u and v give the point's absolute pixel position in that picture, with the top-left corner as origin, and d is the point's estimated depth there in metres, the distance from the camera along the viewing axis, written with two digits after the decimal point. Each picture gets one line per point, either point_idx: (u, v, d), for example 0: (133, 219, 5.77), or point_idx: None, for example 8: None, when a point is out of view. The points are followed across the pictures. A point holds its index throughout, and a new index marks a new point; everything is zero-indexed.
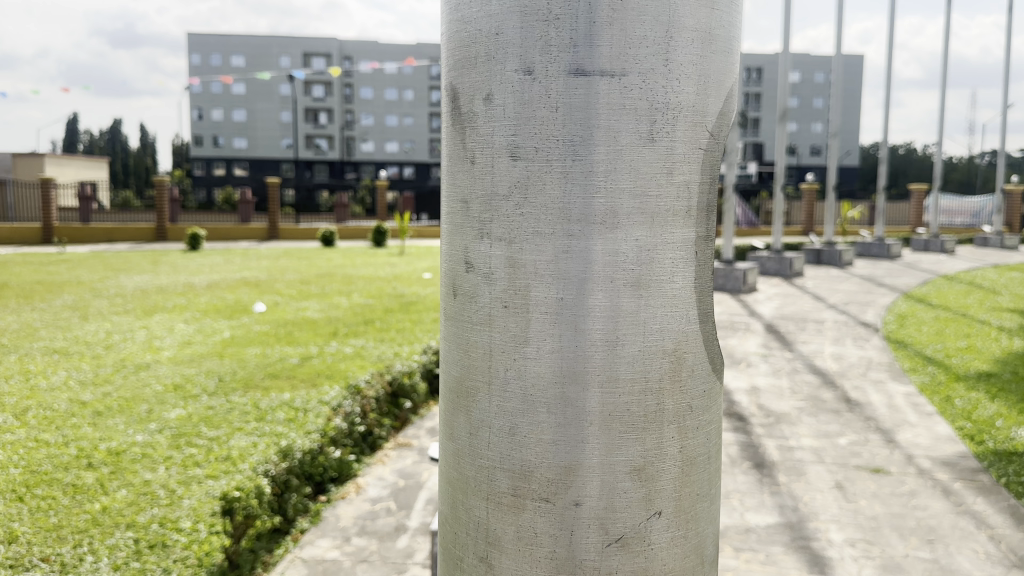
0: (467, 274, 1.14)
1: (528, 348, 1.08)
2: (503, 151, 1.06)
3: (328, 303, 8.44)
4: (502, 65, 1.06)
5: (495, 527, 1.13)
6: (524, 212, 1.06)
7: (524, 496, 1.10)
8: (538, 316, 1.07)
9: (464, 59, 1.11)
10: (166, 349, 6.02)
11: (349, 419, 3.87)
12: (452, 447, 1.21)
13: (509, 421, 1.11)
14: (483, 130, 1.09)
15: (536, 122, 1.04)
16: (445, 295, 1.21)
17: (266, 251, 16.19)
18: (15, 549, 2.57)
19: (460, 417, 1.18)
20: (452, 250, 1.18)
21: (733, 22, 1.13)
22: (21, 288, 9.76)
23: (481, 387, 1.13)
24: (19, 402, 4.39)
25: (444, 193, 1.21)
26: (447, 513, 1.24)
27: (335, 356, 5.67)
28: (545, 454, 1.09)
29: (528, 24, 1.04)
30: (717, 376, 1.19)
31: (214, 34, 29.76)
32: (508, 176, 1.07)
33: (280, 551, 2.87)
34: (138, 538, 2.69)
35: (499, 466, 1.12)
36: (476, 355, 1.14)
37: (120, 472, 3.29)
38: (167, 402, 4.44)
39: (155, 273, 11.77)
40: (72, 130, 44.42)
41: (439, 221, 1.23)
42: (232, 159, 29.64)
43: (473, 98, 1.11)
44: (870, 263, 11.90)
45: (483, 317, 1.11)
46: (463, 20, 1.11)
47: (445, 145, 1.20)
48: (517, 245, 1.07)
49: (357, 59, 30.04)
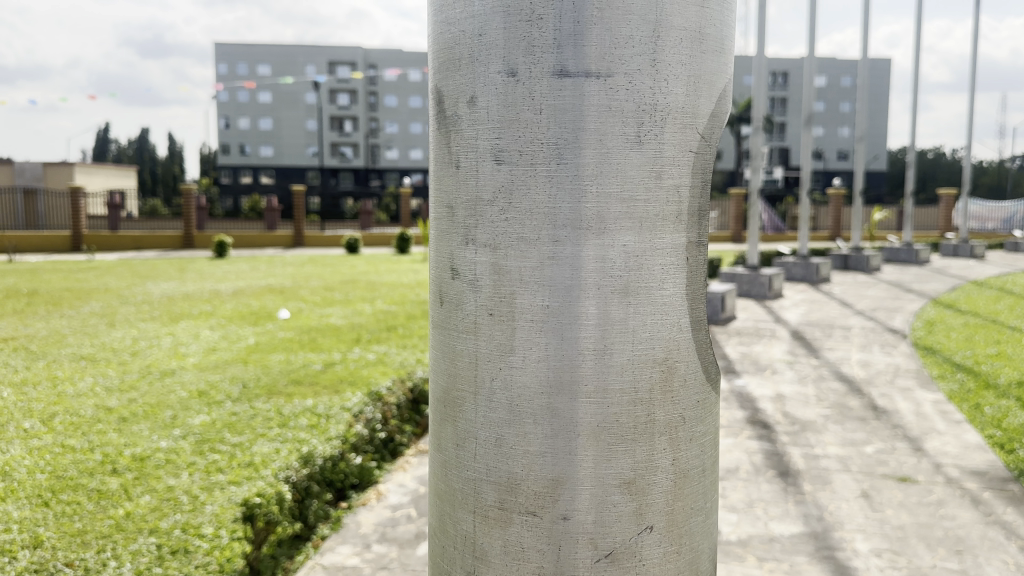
0: (453, 281, 1.17)
1: (514, 357, 1.10)
2: (487, 155, 1.09)
3: (351, 310, 8.49)
4: (485, 68, 1.09)
5: (482, 542, 1.17)
6: (509, 218, 1.08)
7: (511, 509, 1.13)
8: (524, 324, 1.09)
9: (448, 62, 1.14)
10: (191, 355, 6.08)
11: (370, 425, 3.88)
12: (441, 457, 1.24)
13: (496, 432, 1.14)
14: (467, 134, 1.12)
15: (520, 127, 1.07)
16: (434, 303, 1.25)
17: (291, 258, 16.31)
18: (40, 553, 2.61)
19: (447, 428, 1.22)
20: (439, 256, 1.21)
21: (724, 22, 1.16)
22: (50, 295, 9.94)
23: (467, 397, 1.17)
24: (47, 408, 4.45)
25: (432, 201, 1.25)
26: (436, 525, 1.27)
27: (358, 363, 5.69)
28: (533, 466, 1.12)
29: (511, 25, 1.07)
30: (711, 385, 1.21)
31: (241, 43, 30.16)
32: (493, 181, 1.10)
33: (301, 558, 2.88)
34: (161, 543, 2.71)
35: (487, 478, 1.15)
36: (461, 364, 1.17)
37: (145, 477, 3.33)
38: (191, 408, 4.49)
39: (182, 280, 11.94)
40: (102, 139, 45.29)
41: (429, 229, 1.27)
42: (259, 167, 29.98)
43: (457, 102, 1.14)
44: (898, 268, 11.75)
45: (470, 324, 1.14)
46: (446, 23, 1.14)
47: (433, 151, 1.23)
48: (501, 251, 1.09)
49: (381, 67, 30.29)
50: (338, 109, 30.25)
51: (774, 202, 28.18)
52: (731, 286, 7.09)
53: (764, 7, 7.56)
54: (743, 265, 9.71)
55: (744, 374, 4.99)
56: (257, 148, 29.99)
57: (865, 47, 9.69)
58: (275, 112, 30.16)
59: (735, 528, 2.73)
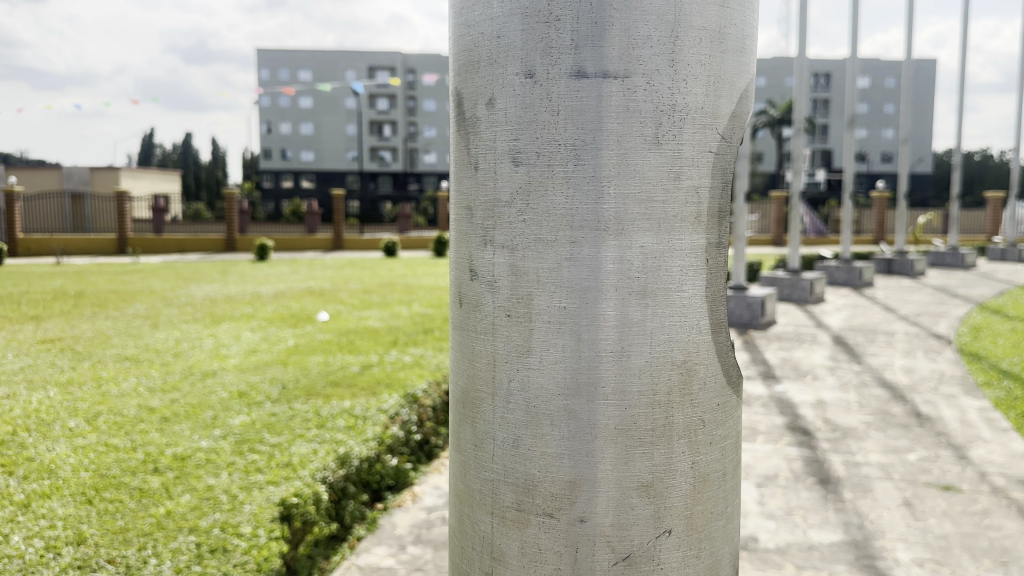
0: (471, 282, 1.17)
1: (531, 358, 1.10)
2: (506, 155, 1.09)
3: (388, 313, 8.55)
4: (503, 70, 1.09)
5: (500, 543, 1.17)
6: (526, 219, 1.08)
7: (528, 510, 1.13)
8: (541, 326, 1.09)
9: (468, 64, 1.15)
10: (232, 357, 6.20)
11: (405, 427, 3.91)
12: (461, 458, 1.25)
13: (514, 434, 1.14)
14: (485, 136, 1.12)
15: (538, 128, 1.07)
16: (453, 306, 1.25)
17: (331, 261, 16.49)
18: (84, 550, 2.68)
19: (466, 429, 1.22)
20: (458, 257, 1.22)
21: (746, 20, 1.15)
22: (96, 296, 10.20)
23: (485, 398, 1.17)
24: (92, 407, 4.57)
25: (452, 203, 1.25)
26: (455, 524, 1.28)
27: (395, 365, 5.74)
28: (550, 467, 1.11)
29: (529, 26, 1.07)
30: (732, 391, 1.20)
31: (283, 49, 30.62)
32: (511, 182, 1.10)
33: (337, 558, 2.90)
34: (200, 541, 2.76)
35: (504, 479, 1.15)
36: (479, 364, 1.18)
37: (185, 476, 3.40)
38: (232, 408, 4.57)
39: (223, 283, 12.14)
40: (147, 145, 46.42)
41: (450, 231, 1.28)
42: (300, 172, 30.44)
43: (476, 104, 1.14)
44: (943, 272, 11.49)
45: (488, 325, 1.15)
46: (466, 26, 1.15)
47: (454, 154, 1.23)
48: (518, 253, 1.09)
49: (420, 72, 30.55)
50: (378, 114, 30.59)
51: (816, 205, 27.73)
52: (771, 290, 6.98)
53: (806, 6, 7.44)
54: (783, 269, 9.57)
55: (785, 380, 4.90)
56: (299, 153, 30.45)
57: (910, 47, 9.49)
58: (316, 117, 30.60)
59: (773, 535, 2.69)
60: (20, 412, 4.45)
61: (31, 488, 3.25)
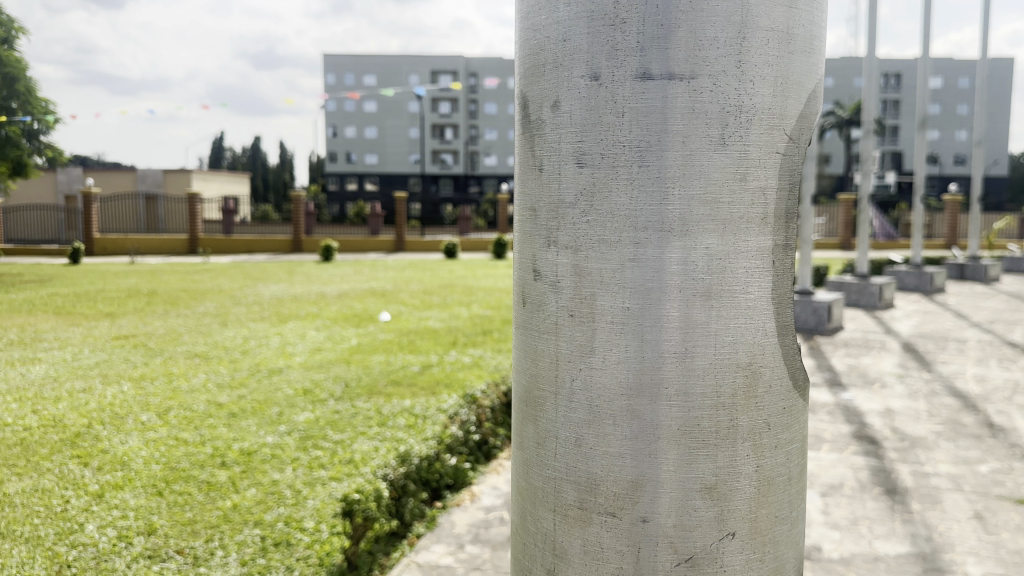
0: (535, 281, 1.18)
1: (594, 357, 1.10)
2: (570, 158, 1.10)
3: (448, 313, 8.64)
4: (568, 72, 1.09)
5: (562, 540, 1.17)
6: (591, 220, 1.08)
7: (591, 509, 1.13)
8: (604, 326, 1.09)
9: (533, 68, 1.15)
10: (297, 354, 6.37)
11: (465, 427, 3.97)
12: (523, 456, 1.25)
13: (576, 433, 1.14)
14: (550, 138, 1.12)
15: (603, 130, 1.07)
16: (517, 304, 1.26)
17: (393, 262, 16.74)
18: (154, 540, 2.78)
19: (529, 427, 1.23)
20: (522, 257, 1.22)
21: (815, 21, 1.13)
22: (168, 295, 10.58)
23: (548, 397, 1.17)
24: (163, 402, 4.76)
25: (517, 203, 1.26)
26: (517, 521, 1.29)
27: (455, 365, 5.81)
28: (612, 466, 1.11)
29: (595, 29, 1.07)
30: (799, 393, 1.18)
31: (348, 55, 31.25)
32: (576, 183, 1.10)
33: (397, 555, 2.94)
34: (265, 535, 2.84)
35: (567, 477, 1.16)
36: (542, 363, 1.18)
37: (250, 471, 3.50)
38: (296, 405, 4.68)
39: (290, 283, 12.45)
40: (218, 149, 48.01)
41: (513, 231, 1.28)
42: (364, 175, 31.06)
43: (541, 106, 1.14)
44: (1022, 279, 10.98)
45: (551, 325, 1.15)
46: (532, 30, 1.15)
47: (518, 155, 1.24)
48: (582, 253, 1.10)
49: (481, 75, 30.77)
50: (439, 117, 30.93)
51: (885, 208, 26.87)
52: (837, 295, 6.80)
53: (875, 4, 7.22)
54: (851, 273, 9.31)
55: (850, 387, 4.77)
56: (363, 156, 31.04)
57: (986, 44, 9.12)
58: (379, 121, 31.13)
59: (837, 545, 2.61)
60: (96, 405, 4.68)
61: (107, 478, 3.41)
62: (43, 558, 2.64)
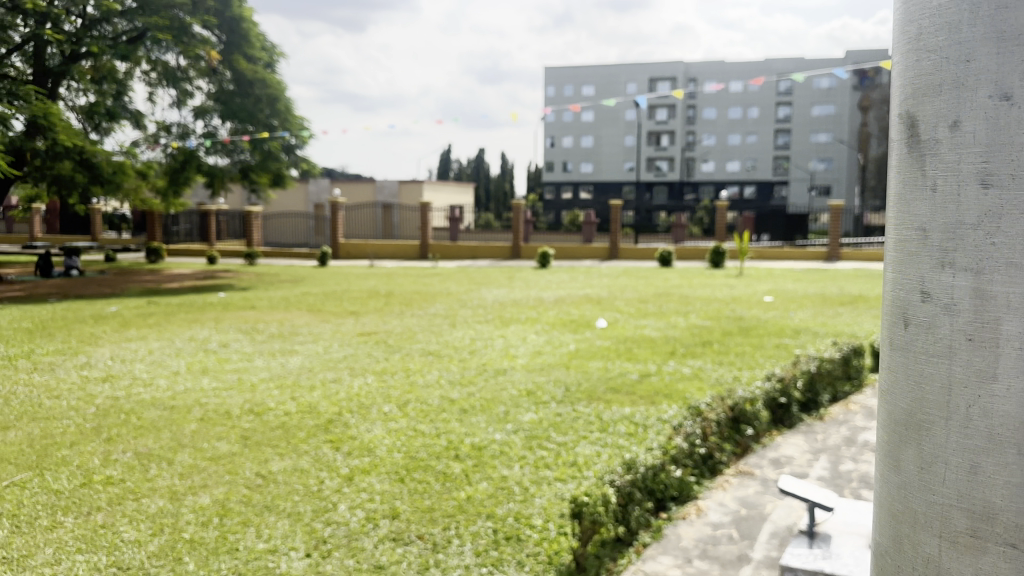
0: (923, 304, 1.18)
1: (995, 385, 1.10)
2: (974, 176, 1.10)
3: (665, 322, 8.54)
4: (973, 91, 1.10)
5: (946, 565, 1.17)
6: (996, 242, 1.08)
7: (984, 539, 1.13)
8: (1010, 352, 1.09)
9: (927, 86, 1.16)
10: (520, 356, 6.63)
11: (690, 440, 3.83)
12: (898, 479, 1.26)
13: (970, 460, 1.14)
14: (949, 157, 1.13)
15: (1011, 150, 1.07)
16: (892, 327, 1.28)
17: (608, 269, 16.85)
18: (397, 524, 3.08)
19: (910, 451, 1.23)
20: (901, 279, 1.23)
21: None
22: (403, 296, 11.50)
23: (937, 422, 1.17)
24: (402, 395, 5.17)
25: (890, 227, 1.28)
26: (886, 544, 1.30)
27: (674, 376, 5.72)
28: (1011, 498, 1.10)
29: (1007, 49, 1.07)
30: None
31: (568, 67, 31.94)
32: (978, 205, 1.09)
33: (624, 561, 2.99)
34: (496, 528, 3.01)
35: (956, 505, 1.15)
36: (930, 390, 1.18)
37: (482, 466, 3.70)
38: (521, 406, 4.87)
39: (511, 288, 12.97)
40: (445, 160, 51.42)
41: (882, 257, 1.30)
42: (579, 184, 31.80)
43: (938, 125, 1.15)
44: None
45: (944, 347, 1.15)
46: (925, 53, 1.16)
47: (895, 180, 1.27)
48: (986, 275, 1.09)
49: (701, 81, 30.04)
50: (656, 125, 30.65)
51: None
52: None
53: None
54: None
55: None
56: (579, 165, 31.66)
57: None
58: (596, 130, 31.52)
59: None
60: (344, 395, 5.27)
61: (354, 463, 3.83)
62: (304, 533, 3.06)
